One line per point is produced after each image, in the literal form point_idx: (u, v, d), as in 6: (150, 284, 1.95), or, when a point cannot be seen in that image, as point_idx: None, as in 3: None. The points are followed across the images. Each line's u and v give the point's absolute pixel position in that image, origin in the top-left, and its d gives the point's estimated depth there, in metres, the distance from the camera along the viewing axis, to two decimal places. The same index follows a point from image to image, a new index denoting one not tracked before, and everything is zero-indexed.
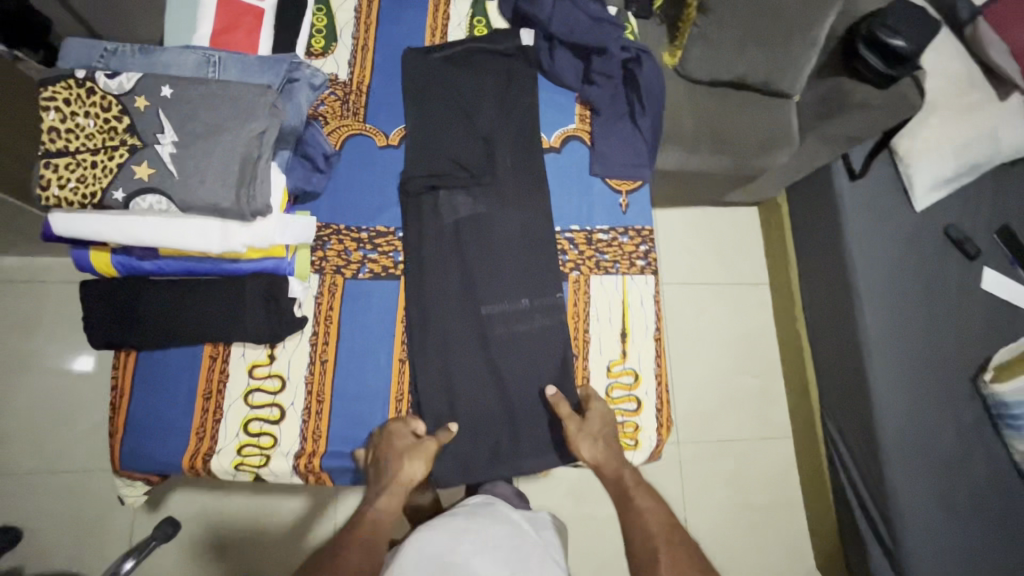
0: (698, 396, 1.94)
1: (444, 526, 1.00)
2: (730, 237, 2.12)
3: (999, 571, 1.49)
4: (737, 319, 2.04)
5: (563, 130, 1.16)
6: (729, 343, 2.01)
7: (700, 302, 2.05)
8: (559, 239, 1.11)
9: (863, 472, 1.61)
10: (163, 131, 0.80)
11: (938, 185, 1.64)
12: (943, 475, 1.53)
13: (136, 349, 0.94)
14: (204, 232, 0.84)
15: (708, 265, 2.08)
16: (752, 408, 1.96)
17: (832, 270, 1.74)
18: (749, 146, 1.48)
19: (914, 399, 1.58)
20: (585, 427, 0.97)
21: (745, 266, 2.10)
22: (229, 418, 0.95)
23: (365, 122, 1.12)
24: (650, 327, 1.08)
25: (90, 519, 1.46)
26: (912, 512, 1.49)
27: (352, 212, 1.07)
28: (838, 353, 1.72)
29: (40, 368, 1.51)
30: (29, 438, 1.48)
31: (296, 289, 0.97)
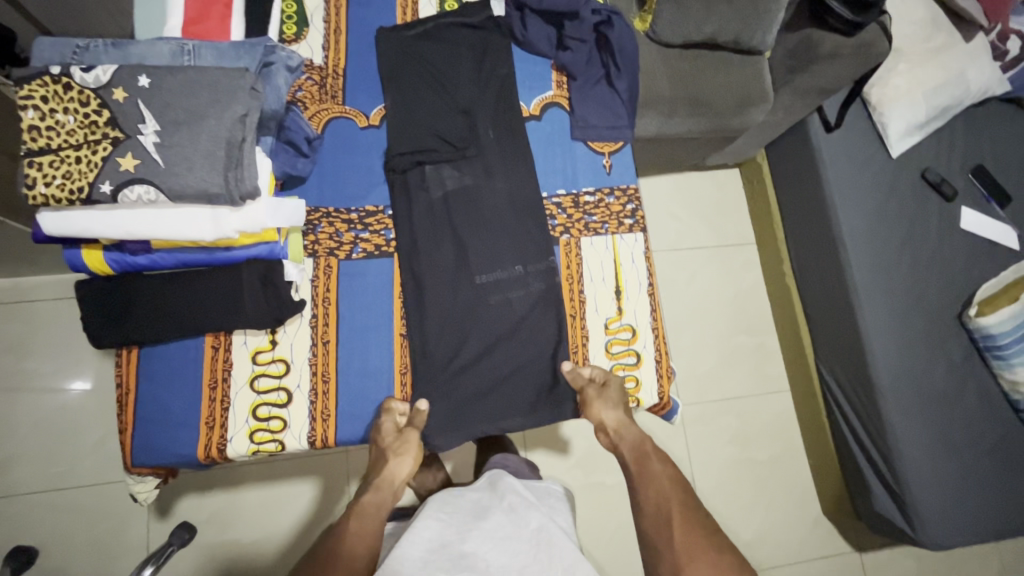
0: (696, 358, 1.98)
1: (454, 500, 1.01)
2: (715, 201, 2.14)
3: (997, 496, 1.54)
4: (727, 279, 2.08)
5: (541, 97, 1.18)
6: (722, 303, 2.05)
7: (690, 266, 2.07)
8: (546, 204, 1.12)
9: (861, 414, 1.65)
10: (144, 121, 0.81)
11: (911, 129, 1.68)
12: (938, 410, 1.58)
13: (137, 345, 0.94)
14: (195, 220, 0.85)
15: (695, 229, 2.11)
16: (750, 365, 2.00)
17: (816, 222, 1.77)
18: (726, 104, 1.50)
19: (904, 339, 1.62)
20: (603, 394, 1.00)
21: (731, 227, 2.13)
22: (237, 405, 0.95)
23: (345, 104, 1.12)
24: (643, 283, 1.10)
25: (105, 530, 1.46)
26: (910, 448, 1.54)
27: (340, 194, 1.07)
28: (828, 303, 1.75)
29: (40, 386, 1.50)
30: (36, 456, 1.48)
31: (292, 272, 0.97)
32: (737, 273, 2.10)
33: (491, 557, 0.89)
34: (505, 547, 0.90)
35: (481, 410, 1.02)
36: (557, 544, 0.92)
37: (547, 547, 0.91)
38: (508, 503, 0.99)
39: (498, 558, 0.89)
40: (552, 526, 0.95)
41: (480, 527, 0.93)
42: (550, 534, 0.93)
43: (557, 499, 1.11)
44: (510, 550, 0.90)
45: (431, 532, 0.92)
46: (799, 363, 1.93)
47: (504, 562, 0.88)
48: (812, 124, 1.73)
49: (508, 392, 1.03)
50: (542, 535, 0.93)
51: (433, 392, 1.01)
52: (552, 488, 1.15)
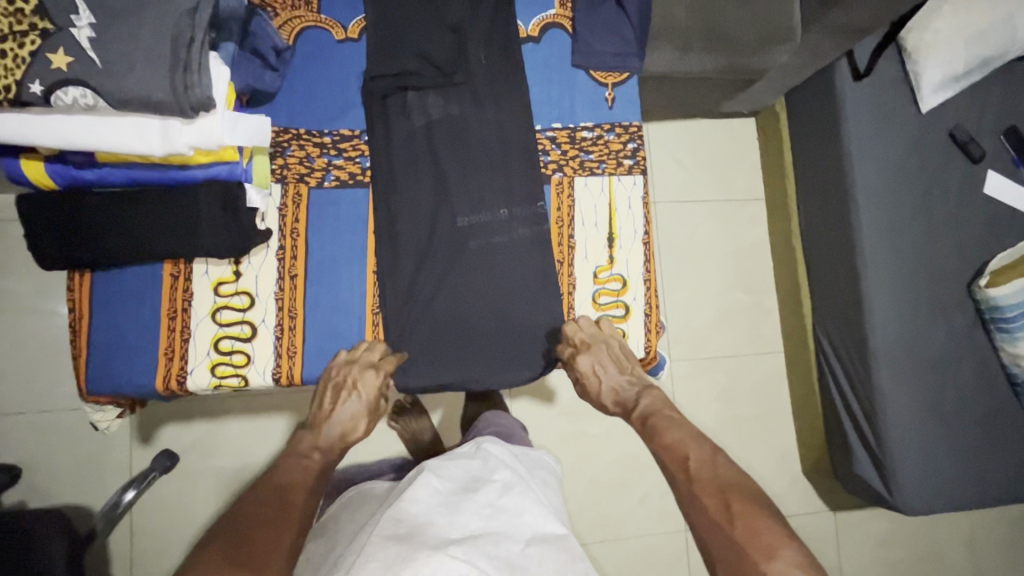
0: (690, 313, 1.94)
1: (444, 466, 0.97)
2: (726, 151, 2.03)
3: (981, 468, 1.53)
4: (730, 235, 2.00)
5: (541, 17, 1.04)
6: (722, 259, 1.98)
7: (693, 219, 1.99)
8: (540, 138, 1.03)
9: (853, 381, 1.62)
10: (78, 11, 0.70)
11: (947, 83, 1.53)
12: (932, 379, 1.54)
13: (90, 267, 0.88)
14: (143, 132, 0.76)
15: (702, 181, 2.01)
16: (745, 325, 1.96)
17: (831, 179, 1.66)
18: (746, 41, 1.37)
19: (908, 307, 1.55)
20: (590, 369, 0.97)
21: (739, 180, 2.03)
22: (198, 337, 0.90)
23: (320, 12, 0.99)
24: (638, 231, 1.02)
25: (85, 455, 1.46)
26: (900, 416, 1.51)
27: (313, 115, 0.97)
28: (832, 264, 1.68)
29: (12, 308, 1.45)
30: (13, 378, 1.45)
31: (255, 198, 0.89)
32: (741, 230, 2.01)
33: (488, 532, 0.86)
34: (497, 525, 0.88)
35: (456, 356, 0.97)
36: (552, 539, 0.91)
37: (543, 542, 0.89)
38: (502, 477, 0.97)
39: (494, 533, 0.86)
40: (548, 517, 0.93)
41: (472, 499, 0.91)
42: (546, 528, 0.91)
43: (545, 475, 1.10)
44: (506, 528, 0.88)
45: (423, 503, 0.88)
46: (798, 327, 1.87)
47: (499, 538, 0.86)
48: (840, 70, 1.59)
49: (486, 339, 0.98)
50: (535, 526, 0.91)
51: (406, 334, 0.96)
52: (541, 457, 1.15)
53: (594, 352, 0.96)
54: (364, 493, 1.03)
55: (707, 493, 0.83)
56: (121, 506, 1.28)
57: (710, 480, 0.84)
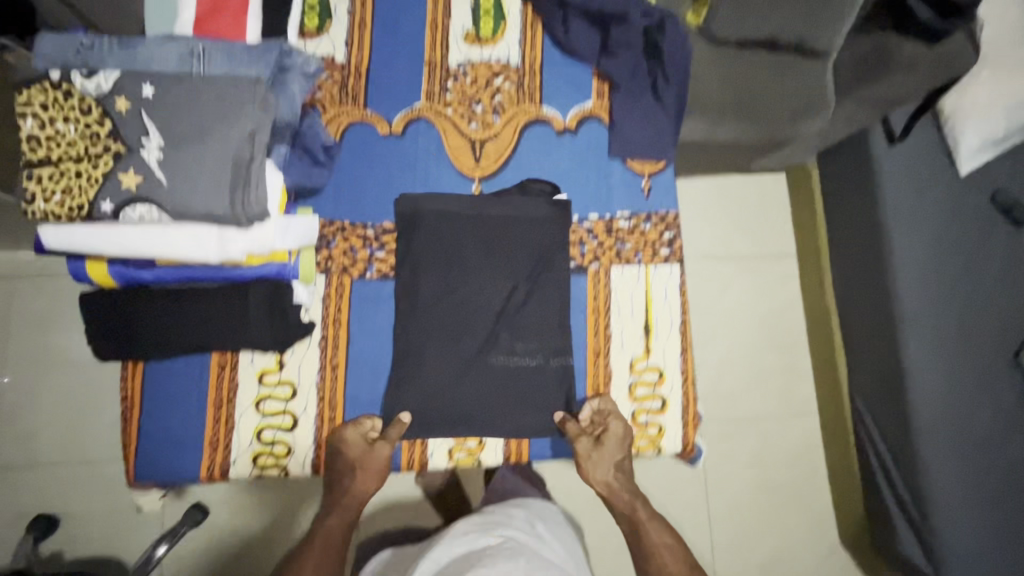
0: (719, 372, 1.64)
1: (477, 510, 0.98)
2: (754, 211, 1.72)
3: None
4: (760, 299, 1.68)
5: (579, 109, 1.08)
6: (757, 327, 1.67)
7: (724, 279, 1.69)
8: (576, 229, 1.04)
9: (903, 469, 1.30)
10: (148, 134, 0.75)
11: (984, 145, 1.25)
12: (971, 458, 1.24)
13: (144, 360, 0.91)
14: (199, 241, 0.80)
15: (730, 237, 1.70)
16: (773, 386, 1.65)
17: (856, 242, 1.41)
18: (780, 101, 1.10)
19: (947, 360, 1.27)
20: (597, 450, 0.95)
21: (769, 237, 1.71)
22: (241, 428, 0.92)
23: (367, 108, 1.04)
24: (675, 321, 1.02)
25: (101, 521, 1.35)
26: (952, 509, 1.22)
27: (358, 208, 1.01)
28: (869, 330, 1.39)
29: (47, 360, 1.38)
30: (23, 431, 1.36)
31: (302, 294, 0.93)
32: (774, 290, 1.69)
33: (507, 548, 0.83)
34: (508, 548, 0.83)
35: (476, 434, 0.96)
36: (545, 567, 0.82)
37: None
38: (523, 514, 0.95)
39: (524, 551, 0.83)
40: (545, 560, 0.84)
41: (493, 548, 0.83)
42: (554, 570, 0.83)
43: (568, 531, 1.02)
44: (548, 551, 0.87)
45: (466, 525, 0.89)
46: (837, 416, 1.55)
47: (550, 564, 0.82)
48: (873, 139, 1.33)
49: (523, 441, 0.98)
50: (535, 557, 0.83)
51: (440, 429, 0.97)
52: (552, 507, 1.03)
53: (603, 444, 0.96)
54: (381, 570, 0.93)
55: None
56: (153, 561, 1.16)
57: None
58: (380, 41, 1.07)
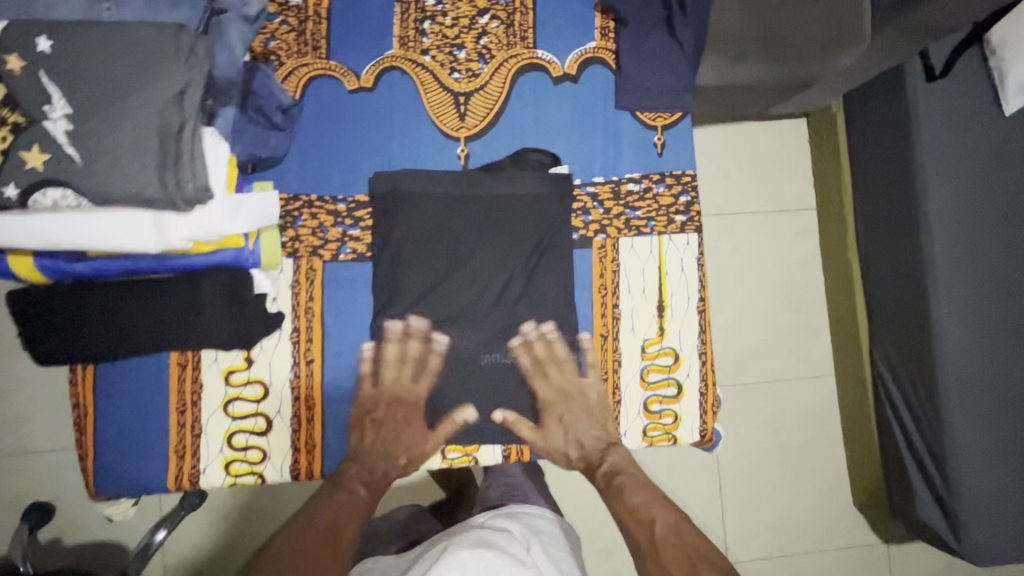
0: (733, 334, 1.51)
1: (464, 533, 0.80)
2: (772, 158, 1.55)
3: None
4: (777, 254, 1.54)
5: (580, 51, 0.91)
6: (775, 284, 1.53)
7: (737, 235, 1.54)
8: (578, 195, 0.90)
9: (926, 431, 1.20)
10: (50, 100, 0.61)
11: None
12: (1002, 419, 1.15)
13: (92, 362, 0.80)
14: (133, 229, 0.67)
15: (745, 187, 1.54)
16: (789, 347, 1.53)
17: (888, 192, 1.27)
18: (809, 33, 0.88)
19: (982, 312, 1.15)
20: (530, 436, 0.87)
21: (788, 187, 1.55)
22: (210, 433, 0.83)
23: (330, 58, 0.88)
24: (693, 297, 0.90)
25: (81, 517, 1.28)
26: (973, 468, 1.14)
27: (327, 179, 0.87)
28: (898, 285, 1.27)
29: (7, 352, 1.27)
30: None
31: (263, 284, 0.81)
32: (792, 245, 1.55)
33: None
34: None
35: (470, 428, 0.87)
36: None
37: None
38: (519, 552, 0.78)
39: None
40: None
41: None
42: None
43: (562, 552, 0.88)
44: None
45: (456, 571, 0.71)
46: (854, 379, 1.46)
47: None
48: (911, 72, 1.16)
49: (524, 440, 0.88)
50: None
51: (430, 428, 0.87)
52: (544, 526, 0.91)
53: (568, 400, 0.87)
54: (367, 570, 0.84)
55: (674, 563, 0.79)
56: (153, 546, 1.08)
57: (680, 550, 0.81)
58: None
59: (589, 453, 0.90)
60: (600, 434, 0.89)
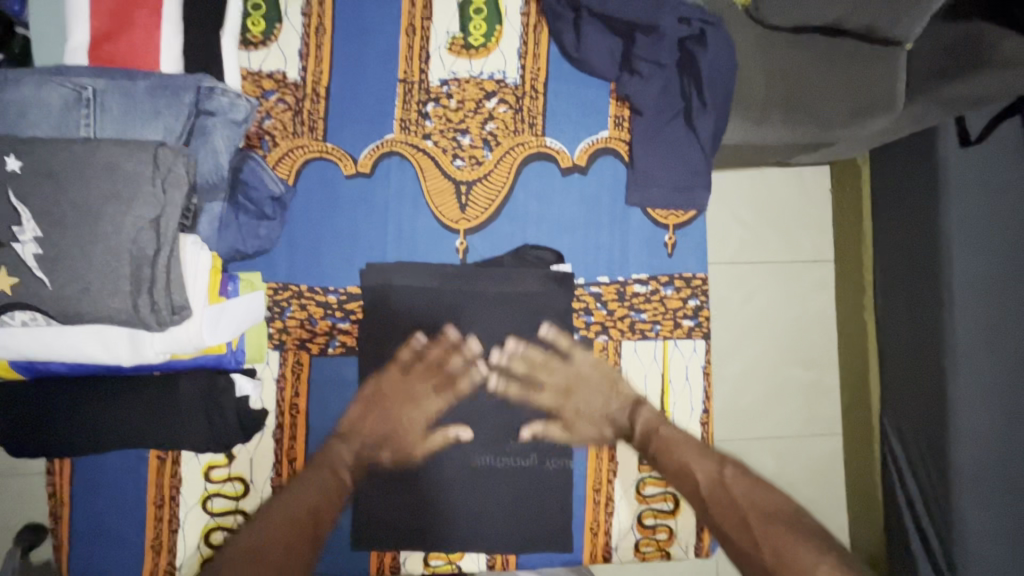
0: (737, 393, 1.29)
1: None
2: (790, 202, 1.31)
3: None
4: (789, 305, 1.30)
5: (591, 140, 0.86)
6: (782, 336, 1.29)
7: (747, 283, 1.29)
8: (581, 294, 0.86)
9: (933, 508, 1.05)
10: (20, 222, 0.57)
11: None
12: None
13: (68, 455, 0.78)
14: (107, 344, 0.64)
15: (757, 229, 1.31)
16: (796, 406, 1.30)
17: (912, 261, 1.11)
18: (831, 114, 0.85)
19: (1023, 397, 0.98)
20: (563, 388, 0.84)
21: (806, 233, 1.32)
22: (187, 529, 0.81)
23: (327, 141, 0.84)
24: (696, 407, 0.86)
25: None
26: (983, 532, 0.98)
27: (317, 268, 0.83)
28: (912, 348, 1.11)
29: None
30: None
31: (246, 385, 0.77)
32: (806, 299, 1.31)
33: None
34: None
35: (452, 536, 0.82)
36: None
37: None
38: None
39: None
40: None
41: None
42: None
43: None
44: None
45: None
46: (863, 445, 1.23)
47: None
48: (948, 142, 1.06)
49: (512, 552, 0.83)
50: None
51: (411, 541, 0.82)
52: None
53: (574, 394, 0.84)
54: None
55: (730, 522, 0.74)
56: None
57: (730, 508, 0.75)
58: (342, 51, 0.85)
59: (619, 421, 0.84)
60: (621, 402, 0.84)
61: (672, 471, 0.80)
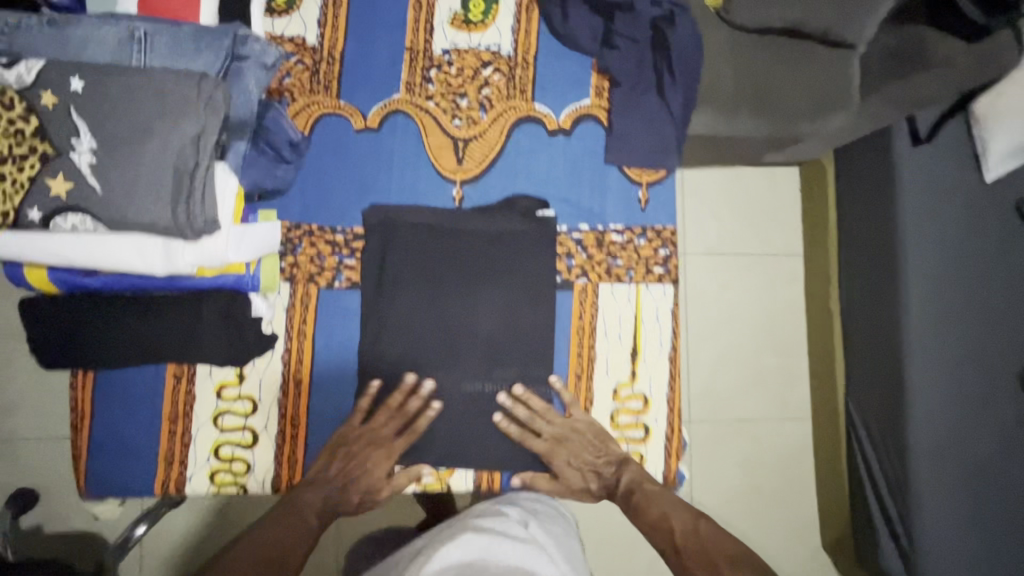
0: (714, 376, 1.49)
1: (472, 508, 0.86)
2: (764, 201, 1.53)
3: None
4: (763, 296, 1.51)
5: (575, 107, 0.98)
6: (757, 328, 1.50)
7: (724, 276, 1.52)
8: (564, 240, 0.96)
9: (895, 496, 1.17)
10: (78, 134, 0.66)
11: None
12: (985, 509, 1.11)
13: (93, 369, 0.85)
14: (143, 253, 0.73)
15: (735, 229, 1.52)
16: (770, 392, 1.50)
17: (869, 257, 1.24)
18: (795, 107, 0.94)
19: (964, 383, 1.14)
20: (546, 443, 0.91)
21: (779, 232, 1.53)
22: (198, 443, 0.88)
23: (340, 98, 0.94)
24: (665, 345, 0.96)
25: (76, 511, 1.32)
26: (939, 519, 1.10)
27: (328, 210, 0.93)
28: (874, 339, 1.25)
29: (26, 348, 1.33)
30: None
31: (261, 307, 0.86)
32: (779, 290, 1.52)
33: None
34: None
35: (443, 456, 0.91)
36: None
37: None
38: (528, 505, 0.87)
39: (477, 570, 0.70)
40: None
41: None
42: None
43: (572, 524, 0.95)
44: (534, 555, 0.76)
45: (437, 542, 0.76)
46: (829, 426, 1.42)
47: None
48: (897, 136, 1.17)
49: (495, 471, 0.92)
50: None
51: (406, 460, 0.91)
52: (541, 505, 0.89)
53: (566, 446, 0.91)
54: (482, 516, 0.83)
55: (699, 567, 0.75)
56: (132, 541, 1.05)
57: (701, 548, 0.78)
58: (356, 21, 0.96)
59: (607, 477, 0.91)
60: (609, 458, 0.92)
61: (649, 522, 0.83)
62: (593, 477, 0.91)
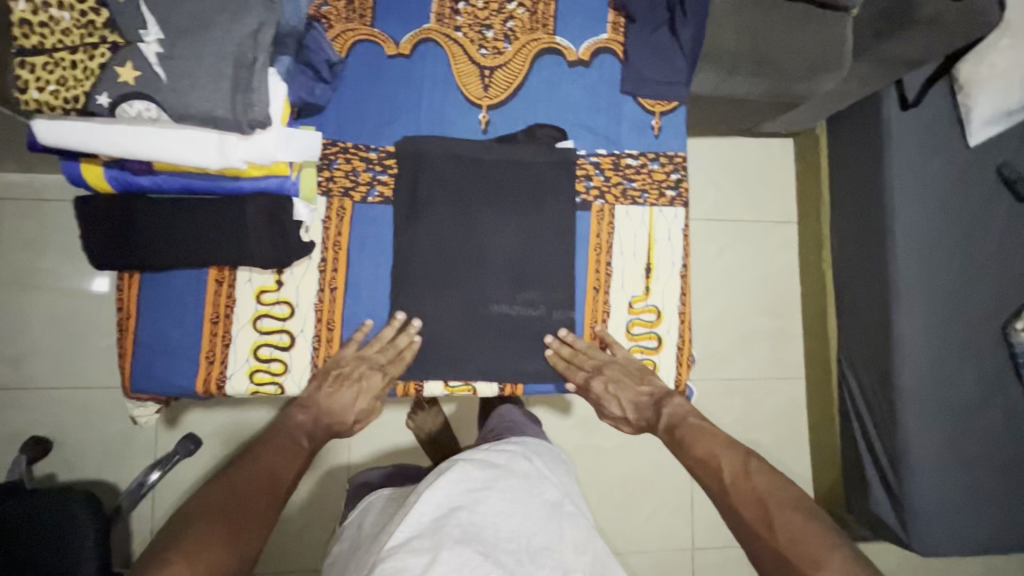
0: (713, 330, 1.63)
1: (459, 457, 0.87)
2: (758, 171, 1.67)
3: (992, 523, 1.27)
4: (759, 260, 1.66)
5: (593, 40, 1.04)
6: (754, 290, 1.65)
7: (724, 241, 1.65)
8: (583, 164, 1.02)
9: (884, 438, 1.32)
10: (146, 26, 0.72)
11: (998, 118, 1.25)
12: (962, 441, 1.28)
13: (140, 270, 0.90)
14: (199, 146, 0.78)
15: (734, 198, 1.66)
16: (765, 348, 1.65)
17: (861, 214, 1.39)
18: (794, 70, 1.05)
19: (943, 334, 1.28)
20: (592, 374, 0.96)
21: (773, 202, 1.68)
22: (238, 343, 0.93)
23: (373, 25, 1.00)
24: (676, 263, 1.03)
25: (103, 446, 1.36)
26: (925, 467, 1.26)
27: (362, 130, 0.99)
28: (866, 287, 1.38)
29: (53, 287, 1.36)
30: (21, 351, 1.35)
31: (302, 212, 0.90)
32: (774, 254, 1.67)
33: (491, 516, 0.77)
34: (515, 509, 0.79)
35: (470, 362, 0.97)
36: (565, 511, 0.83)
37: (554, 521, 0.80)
38: (522, 467, 0.87)
39: (479, 548, 0.73)
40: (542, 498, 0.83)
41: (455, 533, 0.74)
42: (560, 505, 0.83)
43: (561, 467, 0.97)
44: (534, 518, 0.79)
45: (441, 496, 0.78)
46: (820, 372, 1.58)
47: (523, 559, 0.74)
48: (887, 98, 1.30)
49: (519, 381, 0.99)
50: (529, 501, 0.81)
51: (435, 365, 0.97)
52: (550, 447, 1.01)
53: (608, 373, 0.96)
54: (497, 448, 0.92)
55: (747, 507, 0.78)
56: (145, 486, 1.21)
57: (748, 489, 0.79)
58: None
59: (643, 407, 0.96)
60: (650, 389, 0.97)
61: (694, 458, 0.87)
62: (635, 407, 0.97)
